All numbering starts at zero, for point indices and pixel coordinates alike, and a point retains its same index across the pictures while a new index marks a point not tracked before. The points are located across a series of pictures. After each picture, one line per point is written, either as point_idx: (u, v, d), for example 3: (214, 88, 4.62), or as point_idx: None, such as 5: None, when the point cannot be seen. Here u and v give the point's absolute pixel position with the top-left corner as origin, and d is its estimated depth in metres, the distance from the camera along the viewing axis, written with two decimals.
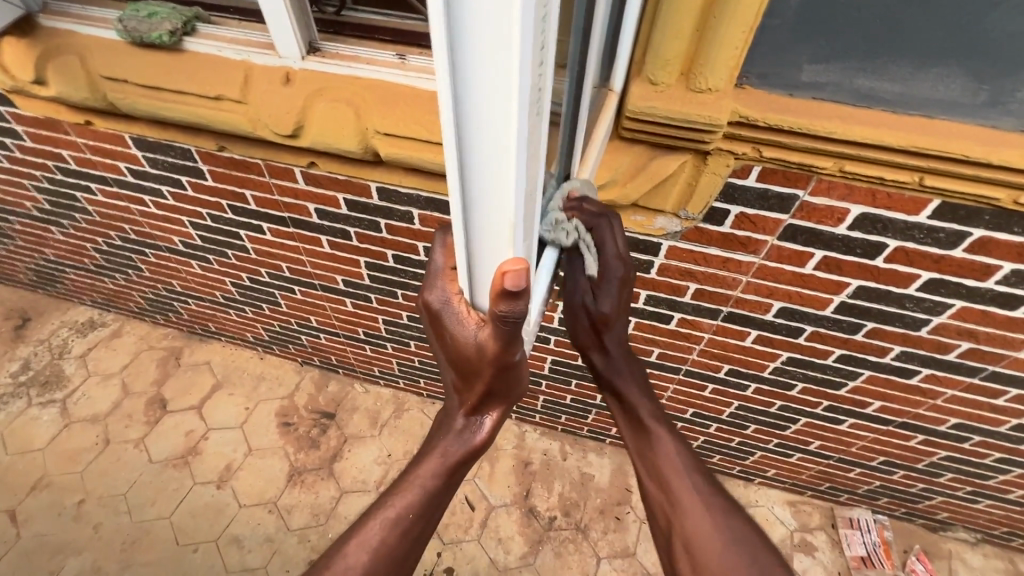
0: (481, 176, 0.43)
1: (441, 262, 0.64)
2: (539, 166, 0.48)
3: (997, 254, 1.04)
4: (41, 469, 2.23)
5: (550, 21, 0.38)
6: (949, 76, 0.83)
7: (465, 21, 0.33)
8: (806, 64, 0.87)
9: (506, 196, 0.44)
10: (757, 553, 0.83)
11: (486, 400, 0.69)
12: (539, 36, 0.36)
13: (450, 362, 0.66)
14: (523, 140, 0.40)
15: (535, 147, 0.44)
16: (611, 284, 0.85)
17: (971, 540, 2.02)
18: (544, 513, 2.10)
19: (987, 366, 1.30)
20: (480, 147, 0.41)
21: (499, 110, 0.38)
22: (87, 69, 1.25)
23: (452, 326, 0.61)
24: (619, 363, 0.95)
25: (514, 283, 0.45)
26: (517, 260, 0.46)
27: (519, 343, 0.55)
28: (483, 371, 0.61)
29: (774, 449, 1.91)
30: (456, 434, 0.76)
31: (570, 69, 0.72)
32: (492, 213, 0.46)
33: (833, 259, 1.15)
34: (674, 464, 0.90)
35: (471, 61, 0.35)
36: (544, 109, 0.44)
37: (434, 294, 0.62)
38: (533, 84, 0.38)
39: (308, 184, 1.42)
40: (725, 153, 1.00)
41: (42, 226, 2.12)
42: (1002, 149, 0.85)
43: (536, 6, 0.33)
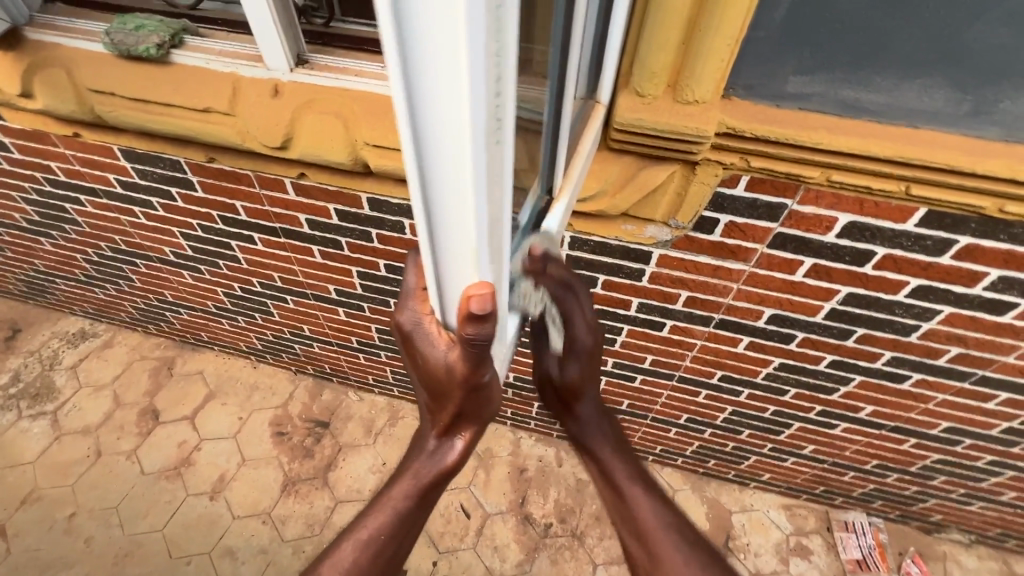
0: (442, 202, 0.42)
1: (413, 282, 0.62)
2: (506, 193, 0.46)
3: (984, 260, 1.04)
4: (32, 482, 2.21)
5: (512, 51, 0.37)
6: (932, 87, 0.83)
7: (417, 49, 0.32)
8: (791, 75, 0.88)
9: (468, 222, 0.43)
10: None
11: (458, 420, 0.68)
12: (496, 71, 0.35)
13: (422, 382, 0.65)
14: (482, 170, 0.39)
15: (499, 175, 0.43)
16: (577, 357, 0.91)
17: (965, 542, 2.03)
18: (539, 520, 2.09)
19: (977, 370, 1.31)
20: (440, 174, 0.40)
21: (455, 141, 0.37)
22: (74, 81, 1.24)
23: (423, 348, 0.59)
24: (591, 425, 0.97)
25: (479, 306, 0.48)
26: (483, 283, 0.48)
27: (488, 363, 0.55)
28: (454, 390, 0.60)
29: (769, 454, 1.91)
30: (428, 455, 0.75)
31: (549, 80, 0.75)
32: (456, 239, 0.45)
33: (823, 267, 1.15)
34: (654, 527, 0.88)
35: (426, 92, 0.34)
36: (510, 136, 0.43)
37: (405, 314, 0.61)
38: (492, 115, 0.37)
39: (298, 195, 1.41)
40: (713, 164, 1.00)
41: (31, 237, 2.10)
42: (985, 158, 0.86)
43: (488, 44, 0.32)
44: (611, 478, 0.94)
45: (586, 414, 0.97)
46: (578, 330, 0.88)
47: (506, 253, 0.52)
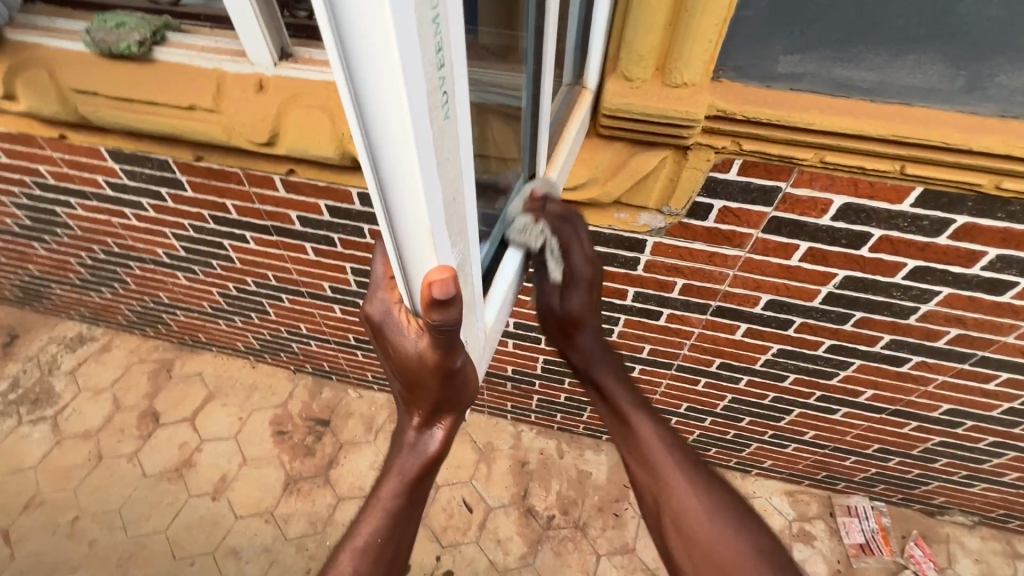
0: (395, 185, 0.40)
1: (382, 273, 0.60)
2: (459, 172, 0.46)
3: (982, 240, 1.03)
4: (33, 487, 2.21)
5: (448, 20, 0.36)
6: (925, 62, 0.82)
7: (351, 25, 0.30)
8: (782, 55, 0.86)
9: (421, 205, 0.42)
10: (746, 525, 0.85)
11: (436, 411, 0.67)
12: (432, 40, 0.34)
13: (397, 374, 0.63)
14: (428, 147, 0.38)
15: (448, 149, 0.42)
16: (577, 285, 0.94)
17: (968, 523, 2.02)
18: (542, 512, 2.09)
19: (976, 351, 1.30)
20: (389, 157, 0.38)
21: (398, 119, 0.35)
22: (56, 81, 1.22)
23: (393, 337, 0.58)
24: (594, 357, 1.00)
25: (442, 291, 0.46)
26: (443, 268, 0.46)
27: (459, 349, 0.54)
28: (428, 379, 0.59)
29: (770, 440, 1.90)
30: (411, 447, 0.74)
31: (525, 63, 0.73)
32: (412, 224, 0.43)
33: (819, 251, 1.14)
34: (659, 450, 0.92)
35: (366, 68, 0.32)
36: (456, 110, 0.42)
37: (375, 306, 0.59)
38: (431, 87, 0.36)
39: (288, 192, 1.40)
40: (704, 148, 0.98)
41: (24, 242, 2.09)
42: (981, 135, 0.84)
43: (417, 10, 0.31)
44: (614, 404, 0.97)
45: (588, 344, 0.99)
46: (577, 260, 0.91)
47: (466, 233, 0.52)
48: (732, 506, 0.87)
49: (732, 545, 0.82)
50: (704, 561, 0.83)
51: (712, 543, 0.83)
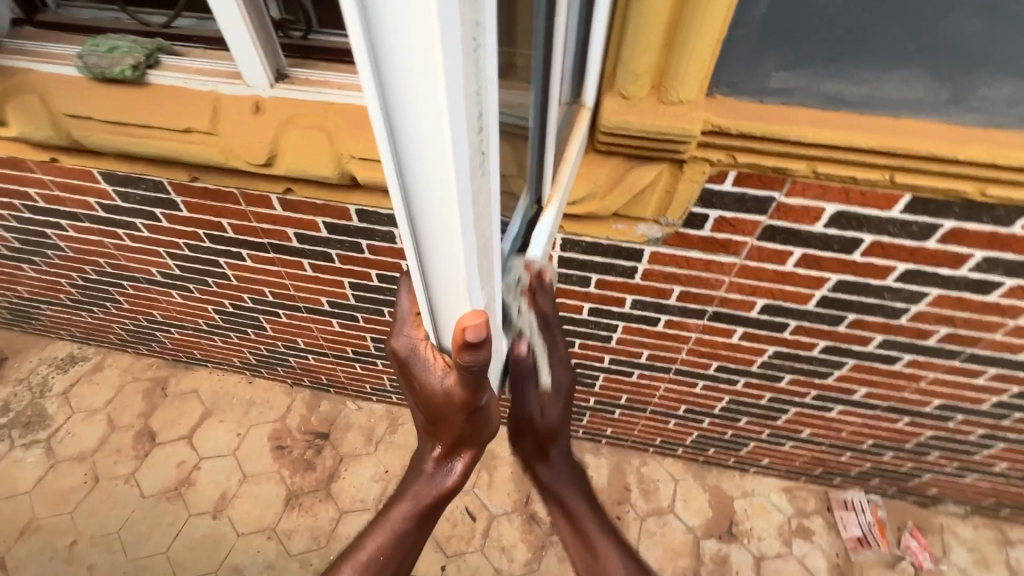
0: (431, 233, 0.41)
1: (406, 308, 0.61)
2: (491, 220, 0.46)
3: (969, 243, 1.06)
4: (29, 513, 2.18)
5: (488, 86, 0.37)
6: (911, 77, 0.84)
7: (397, 93, 0.31)
8: (773, 71, 0.88)
9: (457, 252, 0.42)
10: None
11: (458, 444, 0.68)
12: (475, 106, 0.35)
13: (420, 408, 0.64)
14: (468, 201, 0.39)
15: (483, 203, 0.43)
16: (557, 396, 0.93)
17: (961, 513, 2.07)
18: (545, 518, 2.11)
19: (966, 348, 1.33)
20: (427, 211, 0.39)
21: (439, 178, 0.36)
22: (48, 107, 1.21)
23: (420, 374, 0.59)
24: (563, 479, 1.02)
25: (475, 336, 0.46)
26: (477, 312, 0.47)
27: (487, 387, 0.55)
28: (452, 414, 0.59)
29: (767, 439, 1.94)
30: (427, 477, 0.74)
31: (533, 84, 0.76)
32: (446, 269, 0.44)
33: (812, 256, 1.17)
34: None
35: (410, 126, 0.33)
36: (491, 165, 0.43)
37: (401, 341, 0.60)
38: (472, 150, 0.37)
39: (286, 210, 1.40)
40: (700, 161, 1.00)
41: (13, 264, 2.06)
42: (966, 145, 0.87)
43: (465, 75, 0.32)
44: (579, 531, 1.02)
45: (555, 468, 1.01)
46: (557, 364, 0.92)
47: (494, 275, 0.52)
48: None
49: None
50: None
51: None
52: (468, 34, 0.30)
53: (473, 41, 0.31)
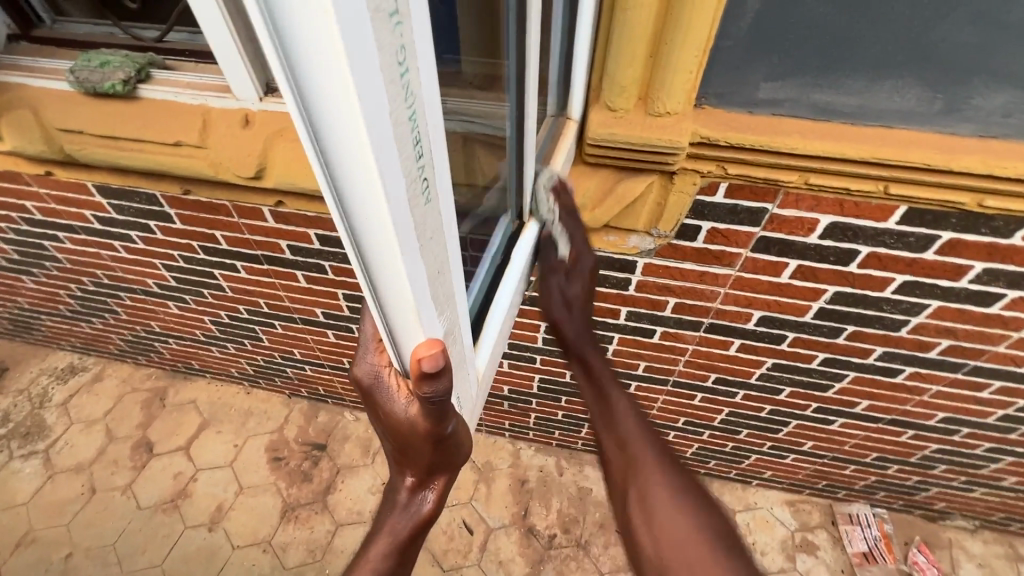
0: (383, 275, 0.41)
1: (370, 334, 0.60)
2: (444, 248, 0.46)
3: (968, 254, 1.04)
4: (26, 524, 2.17)
5: (426, 112, 0.36)
6: (903, 87, 0.83)
7: (331, 138, 0.30)
8: (762, 82, 0.87)
9: (405, 288, 0.42)
10: (712, 517, 0.82)
11: (429, 470, 0.66)
12: (409, 141, 0.34)
13: (387, 436, 0.63)
14: (409, 235, 0.38)
15: (431, 231, 0.42)
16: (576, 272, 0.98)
17: (970, 527, 2.02)
18: (543, 531, 2.07)
19: (969, 360, 1.30)
20: (375, 248, 0.38)
21: (378, 215, 0.35)
22: (41, 122, 1.22)
23: (383, 400, 0.58)
24: (584, 334, 0.98)
25: (432, 365, 0.47)
26: (430, 343, 0.48)
27: (450, 414, 0.54)
28: (419, 442, 0.58)
29: (768, 451, 1.90)
30: (402, 509, 0.71)
31: (509, 91, 0.75)
32: (399, 306, 0.44)
33: (808, 268, 1.14)
34: (634, 431, 0.89)
35: (346, 170, 0.32)
36: (439, 192, 0.42)
37: (364, 368, 0.59)
38: (411, 179, 0.36)
39: (278, 222, 1.39)
40: (690, 173, 0.99)
41: (13, 275, 2.07)
42: (962, 155, 0.85)
43: (392, 115, 0.31)
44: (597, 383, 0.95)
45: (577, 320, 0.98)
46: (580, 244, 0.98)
47: (453, 298, 0.52)
48: (698, 498, 0.84)
49: (694, 537, 0.78)
50: (663, 536, 0.80)
51: (673, 529, 0.80)
52: (390, 62, 0.29)
53: (399, 66, 0.30)
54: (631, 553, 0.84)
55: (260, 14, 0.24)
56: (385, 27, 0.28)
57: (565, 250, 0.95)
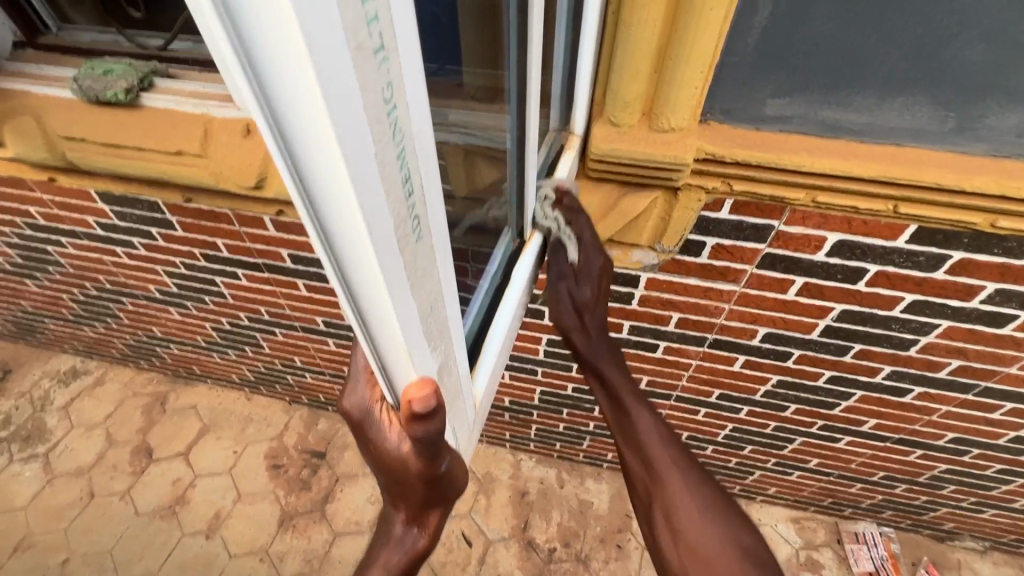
0: (377, 317, 0.41)
1: (361, 364, 0.60)
2: (434, 280, 0.46)
3: (980, 275, 1.01)
4: (24, 528, 2.16)
5: (415, 147, 0.36)
6: (914, 105, 0.81)
7: (322, 192, 0.30)
8: (769, 98, 0.85)
9: (394, 330, 0.42)
10: (721, 507, 0.89)
11: (423, 505, 0.65)
12: (397, 184, 0.35)
13: (379, 471, 0.62)
14: (400, 276, 0.39)
15: (422, 267, 0.43)
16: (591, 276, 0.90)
17: (980, 549, 1.98)
18: (543, 545, 2.04)
19: (980, 382, 1.27)
20: (368, 294, 0.38)
21: (368, 262, 0.35)
22: (44, 129, 1.22)
23: (375, 433, 0.57)
24: (598, 343, 0.91)
25: (423, 407, 0.47)
26: (422, 384, 0.48)
27: (443, 451, 0.54)
28: (412, 479, 0.57)
29: (773, 468, 1.87)
30: (396, 542, 0.69)
31: (510, 104, 0.73)
32: (391, 346, 0.44)
33: (814, 285, 1.12)
34: (654, 440, 0.89)
35: (337, 223, 0.32)
36: (429, 227, 0.42)
37: (354, 400, 0.58)
38: (400, 218, 0.36)
39: (279, 230, 1.39)
40: (695, 189, 0.97)
41: (16, 279, 2.08)
42: (974, 176, 0.83)
43: (379, 162, 0.31)
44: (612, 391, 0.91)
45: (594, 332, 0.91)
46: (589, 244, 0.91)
47: (444, 330, 0.53)
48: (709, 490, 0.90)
49: (717, 541, 0.85)
50: (683, 536, 0.86)
51: (697, 534, 0.85)
52: (376, 102, 0.29)
53: (386, 103, 0.30)
54: (649, 543, 0.90)
55: (244, 72, 0.24)
56: (369, 64, 0.28)
57: (576, 254, 0.88)
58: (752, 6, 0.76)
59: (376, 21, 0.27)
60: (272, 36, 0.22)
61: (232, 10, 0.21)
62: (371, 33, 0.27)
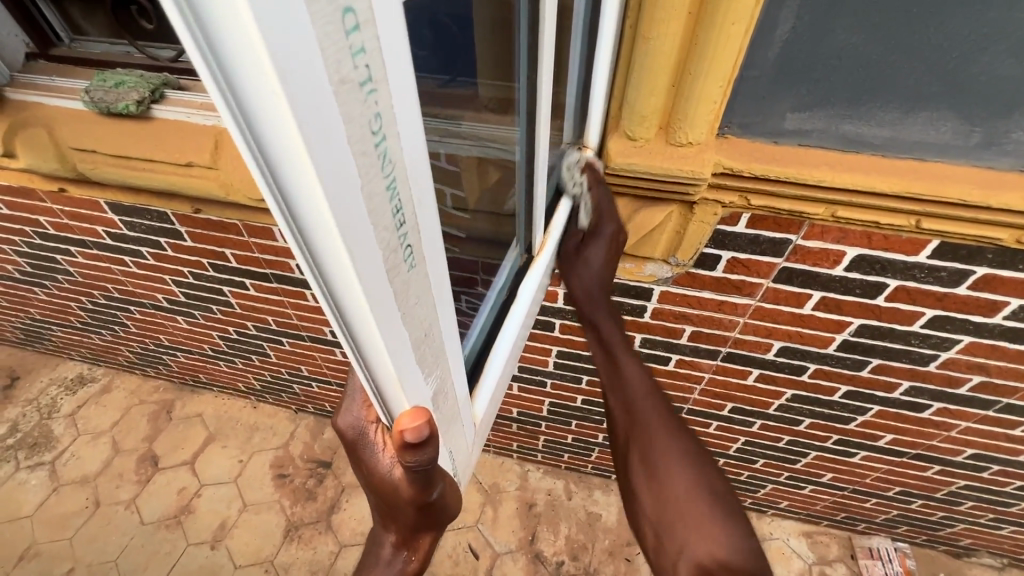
0: (371, 349, 0.39)
1: (357, 385, 0.60)
2: (429, 307, 0.45)
3: (1004, 290, 0.99)
4: (30, 538, 2.15)
5: (408, 178, 0.35)
6: (937, 120, 0.79)
7: (311, 230, 0.29)
8: (789, 112, 0.84)
9: (386, 359, 0.41)
10: (713, 479, 0.83)
11: (414, 528, 0.63)
12: (386, 216, 0.33)
13: (371, 493, 0.60)
14: (392, 305, 0.38)
15: (415, 294, 0.41)
16: (597, 240, 0.92)
17: (997, 565, 1.93)
18: (551, 558, 2.01)
19: (1001, 398, 1.24)
20: (361, 326, 0.37)
21: (356, 296, 0.34)
22: (55, 141, 1.22)
23: (369, 455, 0.56)
24: (598, 300, 0.92)
25: (414, 437, 0.45)
26: (415, 414, 0.46)
27: (435, 481, 0.52)
28: (403, 503, 0.56)
29: (786, 482, 1.83)
30: (386, 564, 0.67)
31: (519, 117, 0.71)
32: (384, 374, 0.43)
33: (832, 300, 1.10)
34: (641, 389, 0.86)
35: (330, 260, 0.31)
36: (424, 255, 0.41)
37: (349, 420, 0.57)
38: (390, 249, 0.35)
39: (287, 241, 1.38)
40: (711, 203, 0.95)
41: (25, 287, 2.08)
42: (1001, 191, 0.81)
43: (366, 196, 0.30)
44: (606, 345, 0.91)
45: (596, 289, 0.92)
46: (603, 214, 0.91)
47: (440, 355, 0.52)
48: (703, 460, 0.84)
49: (694, 497, 0.80)
50: (663, 494, 0.81)
51: (674, 486, 0.80)
52: (363, 135, 0.28)
53: (373, 135, 0.29)
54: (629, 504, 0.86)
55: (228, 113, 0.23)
56: (355, 97, 0.27)
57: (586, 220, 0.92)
58: (774, 20, 0.75)
59: (362, 52, 0.26)
60: (249, 71, 0.21)
61: (208, 47, 0.20)
62: (356, 66, 0.26)
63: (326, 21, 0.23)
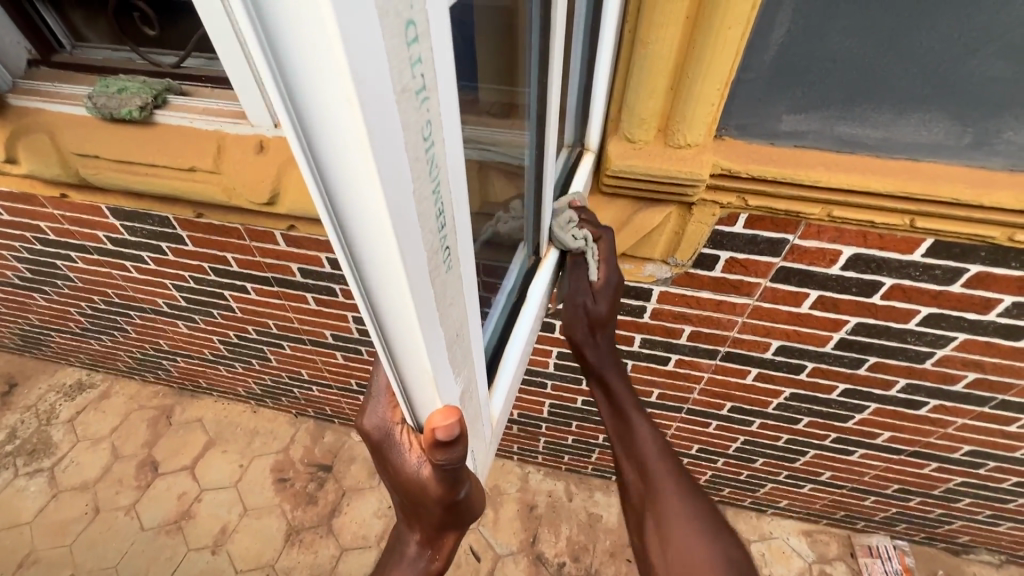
0: (405, 347, 0.41)
1: (381, 385, 0.60)
2: (461, 309, 0.46)
3: (997, 288, 1.01)
4: (29, 545, 2.14)
5: (449, 182, 0.36)
6: (929, 120, 0.81)
7: (358, 228, 0.30)
8: (785, 114, 0.85)
9: (421, 359, 0.42)
10: (729, 545, 0.84)
11: (439, 527, 0.64)
12: (431, 219, 0.34)
13: (397, 491, 0.61)
14: (430, 306, 0.39)
15: (451, 296, 0.42)
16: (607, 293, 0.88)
17: (996, 562, 1.94)
18: (552, 559, 2.02)
19: (996, 394, 1.26)
20: (397, 323, 0.38)
21: (397, 295, 0.35)
22: (58, 147, 1.23)
23: (395, 455, 0.57)
24: (607, 355, 0.94)
25: (446, 434, 0.47)
26: (446, 411, 0.48)
27: (463, 478, 0.54)
28: (430, 501, 0.57)
29: (786, 481, 1.85)
30: (410, 562, 0.68)
31: (527, 120, 0.72)
32: (416, 373, 0.44)
33: (828, 298, 1.11)
34: (653, 452, 0.89)
35: (373, 256, 0.32)
36: (459, 257, 0.42)
37: (374, 421, 0.58)
38: (432, 251, 0.36)
39: (289, 245, 1.39)
40: (710, 204, 0.97)
41: (24, 293, 2.08)
42: (993, 190, 0.83)
43: (416, 200, 0.31)
44: (615, 403, 0.93)
45: (604, 349, 0.93)
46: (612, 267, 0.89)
47: (468, 356, 0.53)
48: (715, 524, 0.86)
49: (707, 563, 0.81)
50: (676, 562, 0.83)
51: (686, 551, 0.83)
52: (416, 141, 0.29)
53: (424, 141, 0.30)
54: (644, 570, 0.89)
55: (286, 110, 0.24)
56: (412, 104, 0.28)
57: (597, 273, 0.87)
58: (770, 23, 0.76)
59: (419, 63, 0.27)
60: (313, 75, 0.23)
61: (274, 45, 0.22)
62: (414, 75, 0.27)
63: (392, 33, 0.24)
